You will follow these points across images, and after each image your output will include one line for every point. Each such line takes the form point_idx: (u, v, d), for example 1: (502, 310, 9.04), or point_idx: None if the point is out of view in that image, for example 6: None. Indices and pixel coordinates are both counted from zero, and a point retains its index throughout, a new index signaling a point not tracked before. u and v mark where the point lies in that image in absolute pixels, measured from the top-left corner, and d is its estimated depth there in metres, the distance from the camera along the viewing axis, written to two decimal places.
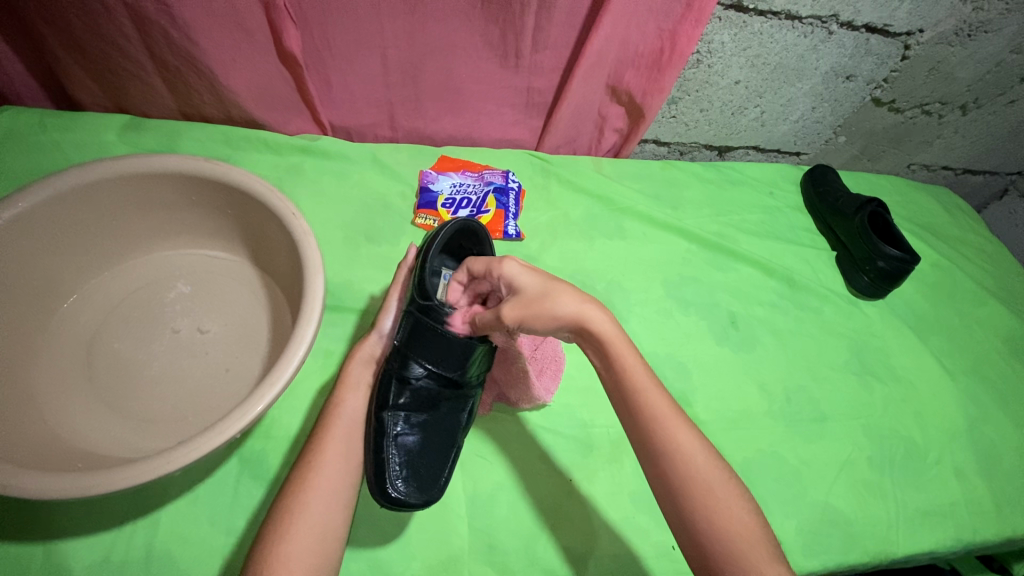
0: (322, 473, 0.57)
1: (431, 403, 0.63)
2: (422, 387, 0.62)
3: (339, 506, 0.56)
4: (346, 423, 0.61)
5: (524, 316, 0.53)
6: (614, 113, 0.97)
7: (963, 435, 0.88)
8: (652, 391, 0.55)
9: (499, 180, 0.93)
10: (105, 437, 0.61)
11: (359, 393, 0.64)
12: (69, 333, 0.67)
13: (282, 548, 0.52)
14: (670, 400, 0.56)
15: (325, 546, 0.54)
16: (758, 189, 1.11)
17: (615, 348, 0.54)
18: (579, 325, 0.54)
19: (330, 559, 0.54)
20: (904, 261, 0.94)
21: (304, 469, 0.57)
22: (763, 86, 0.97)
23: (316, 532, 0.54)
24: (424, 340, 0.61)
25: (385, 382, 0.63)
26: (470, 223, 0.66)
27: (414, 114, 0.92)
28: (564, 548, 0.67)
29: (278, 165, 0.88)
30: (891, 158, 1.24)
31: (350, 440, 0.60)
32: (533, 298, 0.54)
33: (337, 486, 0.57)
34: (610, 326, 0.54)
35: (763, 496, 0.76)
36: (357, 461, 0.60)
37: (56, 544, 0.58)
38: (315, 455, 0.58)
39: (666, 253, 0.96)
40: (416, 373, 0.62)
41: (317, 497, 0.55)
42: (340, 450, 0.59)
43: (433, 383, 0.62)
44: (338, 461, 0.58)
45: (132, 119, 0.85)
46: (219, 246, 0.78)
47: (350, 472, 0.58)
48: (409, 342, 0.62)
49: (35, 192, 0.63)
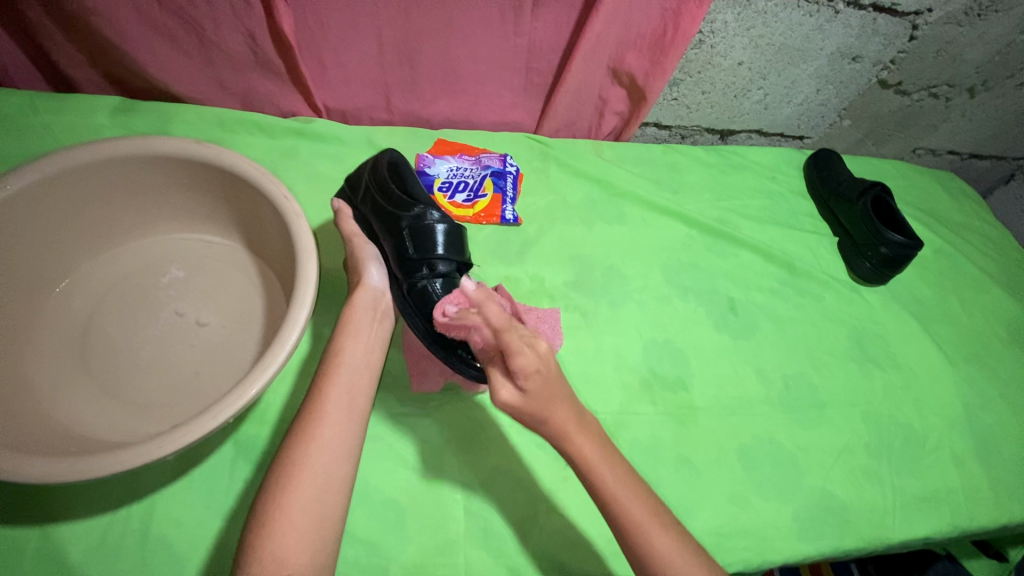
0: (327, 427, 0.56)
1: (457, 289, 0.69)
2: (446, 276, 0.68)
3: (343, 457, 0.55)
4: (347, 375, 0.60)
5: (538, 381, 0.53)
6: (615, 95, 0.95)
7: (962, 423, 0.88)
8: (631, 500, 0.56)
9: (497, 164, 0.91)
10: (99, 423, 0.61)
11: (358, 344, 0.63)
12: (62, 318, 0.66)
13: (286, 504, 0.51)
14: (649, 504, 0.56)
15: (330, 500, 0.53)
16: (759, 173, 1.09)
17: (595, 470, 0.55)
18: (558, 441, 0.56)
19: (335, 516, 0.53)
20: (907, 246, 0.92)
21: (307, 424, 0.56)
22: (766, 68, 0.95)
23: (320, 486, 0.53)
24: (426, 234, 0.67)
25: (420, 291, 0.67)
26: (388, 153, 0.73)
27: (410, 96, 0.91)
28: (560, 533, 0.67)
29: (272, 148, 0.87)
30: (897, 143, 1.22)
31: (351, 392, 0.59)
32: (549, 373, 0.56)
33: (340, 441, 0.56)
34: (585, 444, 0.56)
35: (760, 481, 0.76)
36: (360, 413, 0.59)
37: (52, 529, 0.58)
38: (317, 410, 0.57)
39: (667, 239, 0.95)
40: (433, 267, 0.67)
41: (321, 453, 0.54)
42: (343, 403, 0.58)
43: (451, 268, 0.68)
44: (340, 414, 0.57)
45: (122, 101, 0.84)
46: (212, 229, 0.77)
47: (355, 426, 0.58)
48: (413, 244, 0.67)
49: (25, 174, 0.62)
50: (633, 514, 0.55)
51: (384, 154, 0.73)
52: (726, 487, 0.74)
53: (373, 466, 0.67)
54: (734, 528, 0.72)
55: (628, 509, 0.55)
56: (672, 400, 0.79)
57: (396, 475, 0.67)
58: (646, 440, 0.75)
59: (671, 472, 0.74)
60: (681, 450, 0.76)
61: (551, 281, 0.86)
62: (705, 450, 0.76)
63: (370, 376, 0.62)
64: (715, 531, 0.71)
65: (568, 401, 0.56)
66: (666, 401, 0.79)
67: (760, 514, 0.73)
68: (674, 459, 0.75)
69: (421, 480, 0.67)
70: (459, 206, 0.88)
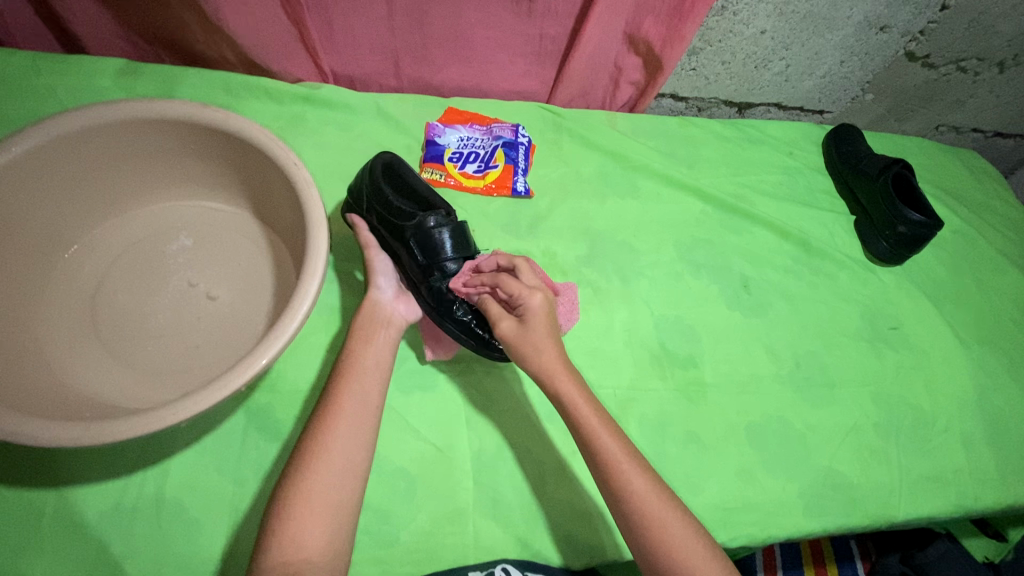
0: (341, 417, 0.56)
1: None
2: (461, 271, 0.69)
3: (353, 459, 0.54)
4: (358, 377, 0.59)
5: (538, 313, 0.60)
6: (631, 64, 0.92)
7: (973, 404, 0.87)
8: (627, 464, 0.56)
9: (508, 135, 0.89)
10: (111, 389, 0.61)
11: (369, 347, 0.62)
12: (73, 284, 0.66)
13: (301, 496, 0.51)
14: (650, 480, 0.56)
15: (345, 491, 0.53)
16: (777, 149, 1.06)
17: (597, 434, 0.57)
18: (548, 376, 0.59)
19: (350, 508, 0.53)
20: (926, 226, 0.90)
21: (317, 422, 0.56)
22: (790, 37, 0.92)
23: (335, 478, 0.53)
24: (432, 242, 0.66)
25: (438, 295, 0.68)
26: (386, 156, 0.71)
27: (420, 62, 0.88)
28: (568, 505, 0.68)
29: (280, 115, 0.85)
30: (920, 119, 1.18)
31: (363, 393, 0.58)
32: (533, 317, 0.60)
33: (350, 443, 0.55)
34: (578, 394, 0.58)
35: (767, 458, 0.76)
36: (371, 414, 0.58)
37: (67, 491, 0.59)
38: (332, 401, 0.57)
39: (680, 214, 0.93)
40: (445, 271, 0.67)
41: (336, 445, 0.54)
42: (352, 403, 0.57)
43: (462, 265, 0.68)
44: (350, 413, 0.56)
45: (126, 63, 0.81)
46: (222, 197, 0.75)
47: (366, 427, 0.57)
48: (425, 251, 0.67)
49: (30, 136, 0.60)
50: (614, 474, 0.55)
51: (375, 162, 0.70)
52: (733, 463, 0.75)
53: (384, 437, 0.67)
54: (740, 504, 0.72)
55: (613, 469, 0.56)
56: (682, 376, 0.79)
57: (406, 447, 0.67)
58: (654, 416, 0.75)
59: (679, 447, 0.74)
60: (688, 427, 0.76)
61: (562, 256, 0.85)
62: (713, 427, 0.76)
63: (381, 378, 0.61)
64: (721, 506, 0.72)
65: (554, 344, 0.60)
66: (675, 377, 0.79)
67: (766, 490, 0.74)
68: (681, 435, 0.75)
69: (431, 451, 0.68)
70: (470, 177, 0.87)
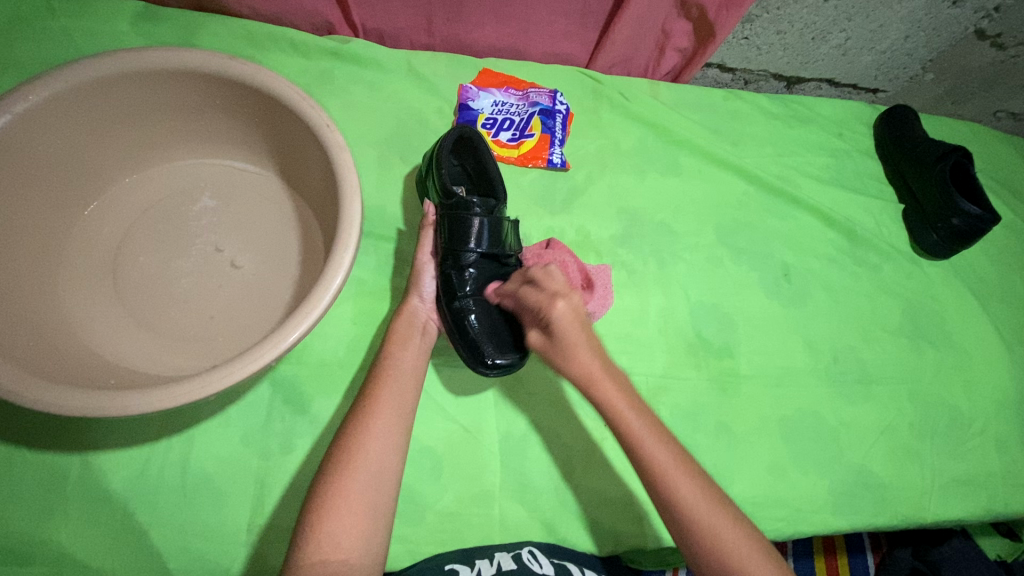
0: (384, 405, 0.56)
1: (492, 279, 0.66)
2: (477, 268, 0.65)
3: (387, 465, 0.53)
4: (394, 382, 0.58)
5: (560, 327, 0.55)
6: (679, 30, 0.85)
7: (1012, 407, 0.84)
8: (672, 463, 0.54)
9: (545, 101, 0.84)
10: (134, 356, 0.59)
11: (404, 353, 0.60)
12: (92, 243, 0.63)
13: (335, 499, 0.50)
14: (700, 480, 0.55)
15: (383, 489, 0.52)
16: (828, 129, 0.99)
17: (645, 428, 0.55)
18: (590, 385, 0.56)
19: (384, 512, 0.52)
20: (980, 219, 0.84)
21: (351, 428, 0.54)
22: (854, 8, 0.84)
23: (372, 478, 0.52)
24: (462, 227, 0.63)
25: (446, 278, 0.65)
26: (464, 129, 0.69)
27: (455, 18, 0.82)
28: (595, 492, 0.66)
29: (306, 70, 0.80)
30: (978, 103, 1.10)
31: (398, 398, 0.57)
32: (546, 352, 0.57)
33: (384, 450, 0.53)
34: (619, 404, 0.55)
35: (799, 454, 0.74)
36: (406, 420, 0.56)
37: (92, 457, 0.58)
38: (371, 400, 0.56)
39: (722, 195, 0.89)
40: (467, 259, 0.64)
41: (370, 450, 0.53)
42: (386, 409, 0.56)
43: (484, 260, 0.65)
44: (385, 419, 0.55)
45: (144, 7, 0.76)
46: (246, 157, 0.71)
47: (400, 433, 0.55)
48: (452, 234, 0.64)
49: (46, 84, 0.56)
50: (660, 475, 0.53)
51: (449, 133, 0.68)
52: (765, 458, 0.73)
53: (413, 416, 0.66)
54: (769, 498, 0.71)
55: (655, 470, 0.54)
56: (716, 366, 0.77)
57: (434, 426, 0.66)
58: (686, 406, 0.73)
59: (709, 439, 0.72)
60: (721, 417, 0.74)
61: (597, 235, 0.81)
62: (746, 420, 0.74)
63: (416, 383, 0.59)
64: (750, 499, 0.71)
65: (595, 350, 0.56)
66: (710, 366, 0.77)
67: (795, 485, 0.72)
68: (712, 426, 0.73)
69: (459, 431, 0.66)
70: (504, 146, 0.82)
